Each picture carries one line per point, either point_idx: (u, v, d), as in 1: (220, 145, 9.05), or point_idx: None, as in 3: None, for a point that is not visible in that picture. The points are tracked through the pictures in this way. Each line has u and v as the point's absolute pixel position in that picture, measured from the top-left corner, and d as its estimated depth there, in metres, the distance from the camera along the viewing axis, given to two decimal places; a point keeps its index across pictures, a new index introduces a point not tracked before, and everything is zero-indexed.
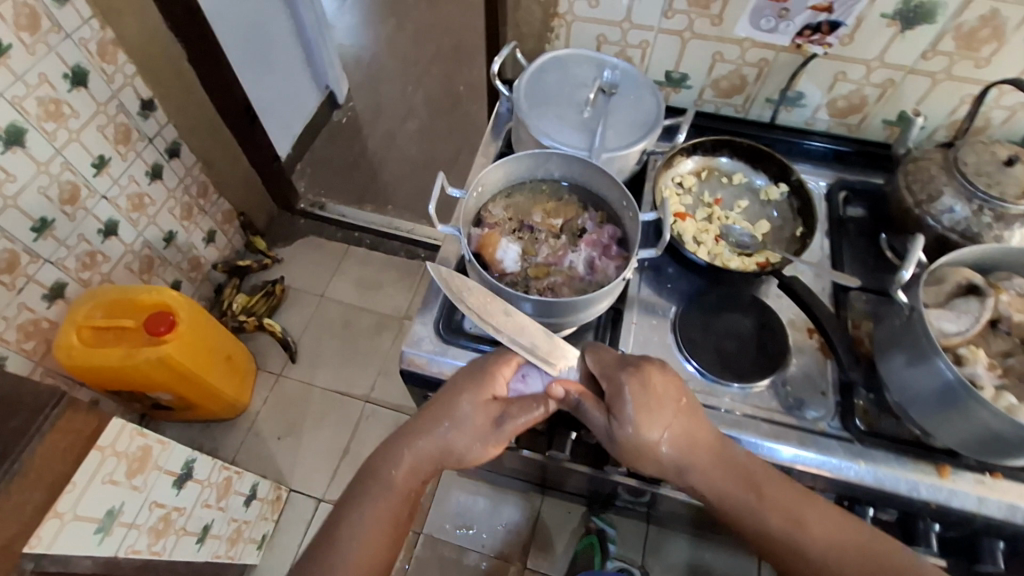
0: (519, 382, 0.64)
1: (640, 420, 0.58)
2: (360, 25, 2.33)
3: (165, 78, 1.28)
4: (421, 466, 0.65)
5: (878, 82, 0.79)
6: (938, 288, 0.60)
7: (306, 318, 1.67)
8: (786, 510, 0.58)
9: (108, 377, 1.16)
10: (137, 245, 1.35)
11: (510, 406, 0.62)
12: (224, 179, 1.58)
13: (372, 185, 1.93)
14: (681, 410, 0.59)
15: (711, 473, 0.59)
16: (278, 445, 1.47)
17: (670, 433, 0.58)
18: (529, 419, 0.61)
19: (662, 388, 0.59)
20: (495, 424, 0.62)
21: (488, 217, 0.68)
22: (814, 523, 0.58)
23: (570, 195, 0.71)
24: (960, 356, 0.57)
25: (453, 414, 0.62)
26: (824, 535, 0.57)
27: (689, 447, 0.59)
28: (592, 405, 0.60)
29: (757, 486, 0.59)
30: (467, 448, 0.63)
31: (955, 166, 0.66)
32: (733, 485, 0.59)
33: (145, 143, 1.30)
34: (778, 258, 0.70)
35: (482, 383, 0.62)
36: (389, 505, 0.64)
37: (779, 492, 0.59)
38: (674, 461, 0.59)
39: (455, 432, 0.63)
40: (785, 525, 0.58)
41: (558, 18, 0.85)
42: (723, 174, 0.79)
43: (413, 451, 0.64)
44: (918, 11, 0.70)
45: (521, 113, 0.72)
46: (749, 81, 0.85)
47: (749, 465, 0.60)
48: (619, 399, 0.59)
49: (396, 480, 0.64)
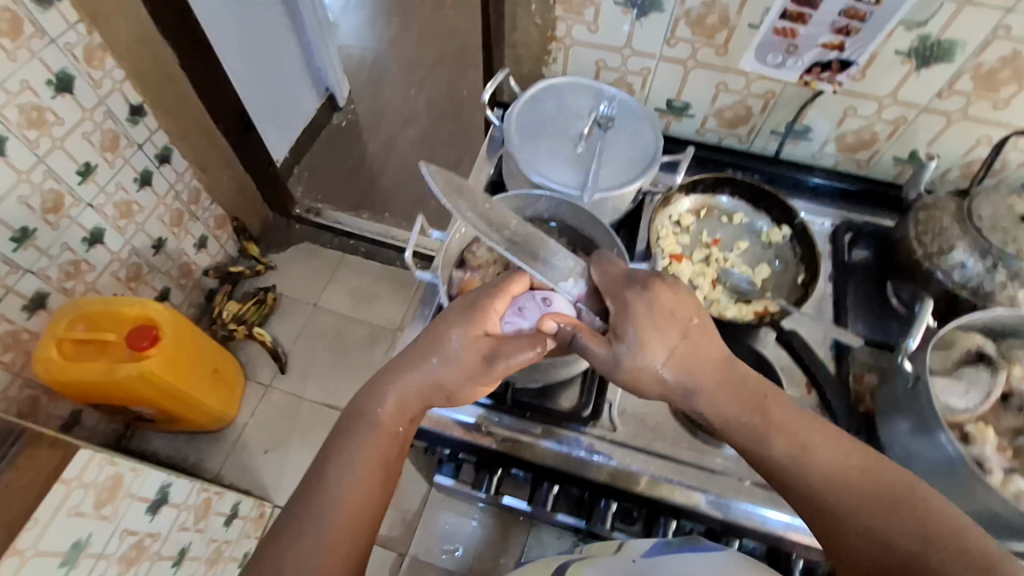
0: (515, 316, 0.60)
1: (645, 340, 0.54)
2: (364, 25, 2.29)
3: (155, 82, 1.25)
4: (408, 405, 0.59)
5: (890, 120, 0.75)
6: (946, 355, 0.57)
7: (297, 328, 1.64)
8: (793, 435, 0.52)
9: (88, 391, 1.13)
10: (125, 252, 1.33)
11: (502, 343, 0.58)
12: (216, 184, 1.55)
13: (370, 191, 1.89)
14: (689, 330, 0.56)
15: (718, 395, 0.54)
16: (265, 459, 1.45)
17: (673, 354, 0.54)
18: (522, 358, 0.57)
19: (671, 306, 0.56)
20: (486, 362, 0.58)
21: (472, 259, 0.69)
22: (821, 449, 0.51)
23: (559, 236, 0.68)
24: (967, 434, 0.54)
25: (441, 348, 0.58)
26: (831, 463, 0.51)
27: (692, 367, 0.55)
28: (586, 336, 0.56)
29: (764, 409, 0.53)
30: (456, 386, 0.58)
31: (969, 218, 0.63)
32: (738, 408, 0.54)
33: (134, 150, 1.27)
34: (777, 308, 0.66)
35: (475, 319, 0.59)
36: (378, 444, 0.58)
37: (788, 415, 0.53)
38: (677, 384, 0.54)
39: (444, 367, 0.58)
40: (789, 453, 0.52)
41: (556, 41, 0.81)
42: (723, 213, 0.75)
43: (399, 389, 0.59)
44: (935, 50, 0.66)
45: (511, 147, 0.68)
46: (754, 112, 0.81)
47: (759, 388, 0.55)
48: (625, 317, 0.55)
49: (382, 418, 0.59)
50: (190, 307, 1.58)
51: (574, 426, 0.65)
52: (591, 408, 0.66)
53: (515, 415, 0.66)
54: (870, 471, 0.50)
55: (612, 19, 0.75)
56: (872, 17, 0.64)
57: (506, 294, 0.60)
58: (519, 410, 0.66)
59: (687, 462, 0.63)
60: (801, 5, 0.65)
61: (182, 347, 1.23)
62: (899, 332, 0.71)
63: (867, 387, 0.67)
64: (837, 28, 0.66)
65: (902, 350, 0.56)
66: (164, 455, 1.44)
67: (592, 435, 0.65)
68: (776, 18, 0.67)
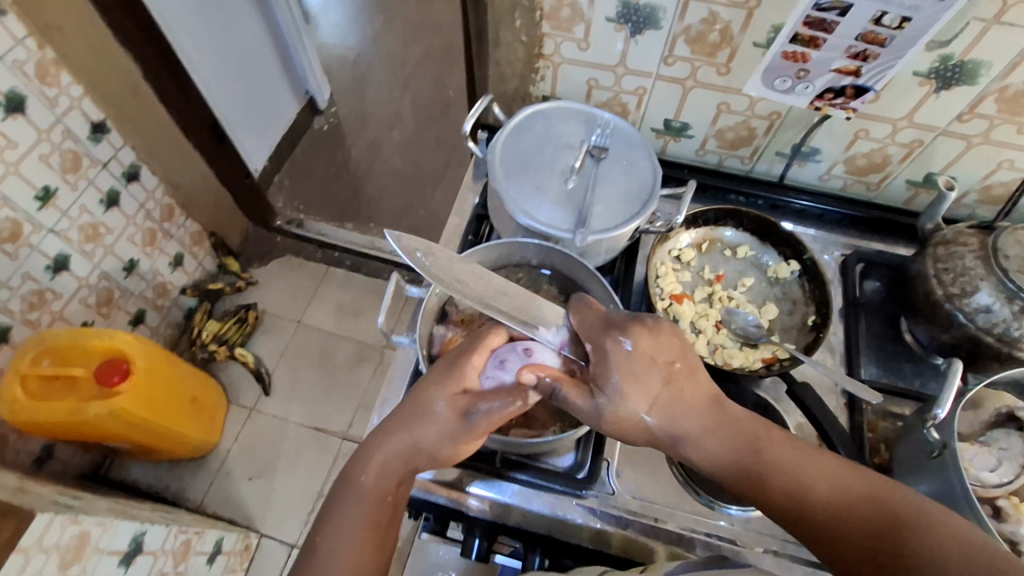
0: (495, 369, 0.55)
1: (626, 388, 0.51)
2: (346, 21, 2.20)
3: (119, 97, 1.17)
4: (392, 469, 0.54)
5: (904, 142, 0.70)
6: (975, 412, 0.53)
7: (281, 346, 1.58)
8: (789, 472, 0.48)
9: (55, 430, 1.07)
10: (94, 277, 1.25)
11: (480, 396, 0.53)
12: (191, 199, 1.47)
13: (355, 198, 1.82)
14: (671, 376, 0.52)
15: (708, 442, 0.50)
16: (249, 487, 1.39)
17: (654, 401, 0.51)
18: (501, 410, 0.51)
19: (651, 350, 0.52)
20: (466, 418, 0.53)
21: (456, 312, 0.63)
22: (820, 482, 0.47)
23: (550, 285, 0.63)
24: (1000, 510, 0.48)
25: (419, 410, 0.54)
26: (833, 497, 0.46)
27: (677, 414, 0.51)
28: (568, 388, 0.52)
29: (757, 450, 0.49)
30: (436, 446, 0.53)
31: (995, 258, 0.57)
32: (729, 450, 0.50)
33: (98, 169, 1.20)
34: (787, 354, 0.62)
35: (450, 376, 0.55)
36: (365, 512, 0.52)
37: (781, 450, 0.49)
38: (661, 432, 0.51)
39: (423, 426, 0.53)
40: (786, 494, 0.47)
41: (544, 59, 0.74)
42: (727, 246, 0.70)
43: (381, 453, 0.54)
44: (958, 70, 0.60)
45: (495, 184, 0.62)
46: (758, 133, 0.75)
47: (751, 427, 0.51)
48: (604, 365, 0.52)
49: (367, 483, 0.53)
50: (167, 327, 1.52)
51: (569, 490, 0.60)
52: (586, 470, 0.61)
53: (503, 478, 0.60)
54: (875, 497, 0.45)
55: (604, 36, 0.69)
56: (893, 41, 0.58)
57: (483, 349, 0.56)
58: (508, 472, 0.60)
59: (691, 528, 0.59)
60: (814, 27, 0.59)
61: (156, 377, 1.17)
62: (914, 372, 0.67)
63: (882, 437, 0.62)
64: (852, 53, 0.60)
65: (929, 419, 0.52)
66: (145, 485, 1.38)
67: (589, 500, 0.60)
68: (785, 42, 0.61)
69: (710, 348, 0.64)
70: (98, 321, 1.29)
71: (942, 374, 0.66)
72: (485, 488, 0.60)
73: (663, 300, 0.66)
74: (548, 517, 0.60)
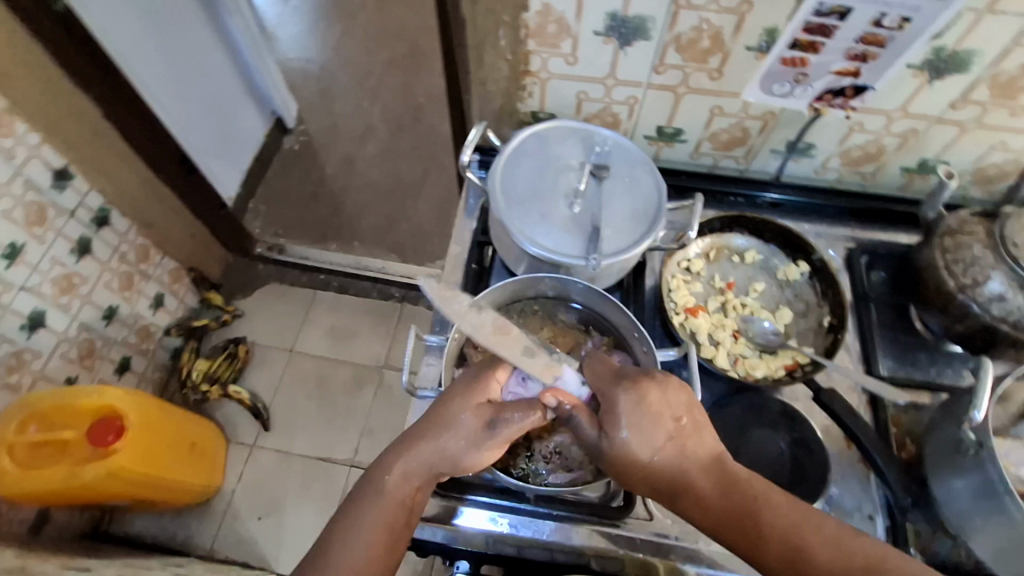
0: (517, 386, 0.57)
1: (631, 440, 0.50)
2: (304, 33, 2.13)
3: (79, 140, 1.11)
4: (414, 471, 0.53)
5: (899, 132, 0.70)
6: (1004, 406, 0.55)
7: (275, 378, 1.54)
8: (785, 537, 0.46)
9: (49, 497, 1.02)
10: (72, 330, 1.20)
11: (503, 408, 0.54)
12: (166, 236, 1.41)
13: (335, 217, 1.77)
14: (677, 432, 0.51)
15: (706, 496, 0.48)
16: (259, 526, 1.36)
17: (658, 453, 0.50)
18: (523, 422, 0.53)
19: (659, 404, 0.51)
20: (488, 427, 0.53)
21: (475, 353, 0.64)
22: (820, 548, 0.45)
23: (571, 317, 0.65)
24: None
25: (442, 415, 0.54)
26: (833, 566, 0.44)
27: (678, 470, 0.50)
28: (585, 417, 0.53)
29: (754, 512, 0.47)
30: (457, 453, 0.53)
31: (1004, 246, 0.57)
32: (724, 508, 0.48)
33: (66, 218, 1.14)
34: (808, 359, 0.64)
35: (476, 387, 0.55)
36: (384, 512, 0.52)
37: (778, 514, 0.47)
38: (662, 483, 0.50)
39: (446, 433, 0.53)
40: (782, 558, 0.45)
41: (531, 75, 0.72)
42: (734, 252, 0.72)
43: (405, 453, 0.54)
44: (950, 61, 0.60)
45: (499, 215, 0.61)
46: (752, 133, 0.74)
47: (749, 487, 0.48)
48: (613, 416, 0.51)
49: (388, 484, 0.53)
50: (154, 371, 1.46)
51: (606, 519, 0.59)
52: (620, 498, 0.61)
53: (539, 513, 0.60)
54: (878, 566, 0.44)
55: (592, 50, 0.67)
56: (893, 42, 0.58)
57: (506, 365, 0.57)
58: (544, 507, 0.60)
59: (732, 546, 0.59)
60: (813, 33, 0.59)
61: (152, 430, 1.13)
62: (929, 361, 0.68)
63: (906, 431, 0.63)
64: (852, 56, 0.61)
65: (965, 421, 0.52)
66: (150, 536, 1.34)
67: (626, 528, 0.59)
68: (784, 49, 0.61)
69: (731, 359, 0.66)
70: (82, 375, 1.24)
71: (955, 360, 0.67)
72: (523, 527, 0.59)
73: (678, 315, 0.67)
74: (591, 549, 0.59)
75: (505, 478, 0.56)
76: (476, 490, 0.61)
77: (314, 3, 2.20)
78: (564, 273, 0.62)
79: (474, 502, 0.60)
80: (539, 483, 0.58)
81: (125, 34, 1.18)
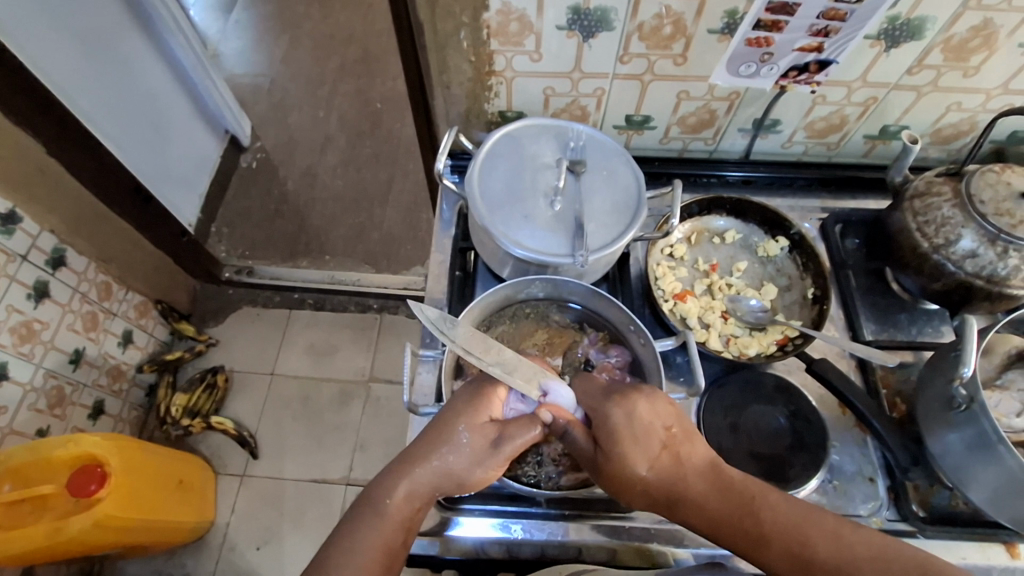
0: (517, 402, 0.57)
1: (625, 452, 0.51)
2: (249, 47, 2.06)
3: (24, 179, 1.04)
4: (417, 494, 0.52)
5: (860, 101, 0.71)
6: (988, 358, 0.57)
7: (258, 404, 1.49)
8: (787, 531, 0.45)
9: (34, 557, 0.97)
10: (38, 379, 1.14)
11: (507, 427, 0.54)
12: (128, 270, 1.35)
13: (302, 233, 1.73)
14: (670, 441, 0.51)
15: (706, 501, 0.48)
16: (259, 557, 1.32)
17: (654, 464, 0.50)
18: (527, 439, 0.54)
19: (649, 416, 0.52)
20: (493, 445, 0.53)
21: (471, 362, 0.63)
22: (820, 541, 0.44)
23: (569, 317, 0.66)
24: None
25: (447, 437, 0.53)
26: (837, 560, 0.43)
27: (676, 479, 0.50)
28: (579, 430, 0.54)
29: (752, 510, 0.47)
30: (466, 473, 0.52)
31: (971, 205, 0.59)
32: (723, 511, 0.47)
33: (19, 263, 1.07)
34: (796, 332, 0.66)
35: (478, 404, 0.55)
36: (385, 535, 0.49)
37: (776, 509, 0.46)
38: (661, 493, 0.50)
39: (451, 453, 0.52)
40: (786, 554, 0.44)
41: (495, 75, 0.71)
42: (714, 234, 0.74)
43: (409, 474, 0.52)
44: (905, 28, 0.61)
45: (481, 220, 0.60)
46: (719, 114, 0.75)
47: (746, 487, 0.48)
48: (607, 430, 0.52)
49: (391, 506, 0.50)
50: (130, 411, 1.41)
51: (618, 513, 0.60)
52: None
53: (549, 516, 0.60)
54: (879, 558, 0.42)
55: (555, 45, 0.66)
56: (852, 15, 0.59)
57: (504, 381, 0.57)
58: (555, 509, 0.60)
59: None
60: (775, 13, 0.60)
61: (135, 473, 1.08)
62: (909, 322, 0.71)
63: (896, 391, 0.66)
64: (815, 31, 0.62)
65: (955, 378, 0.53)
66: None
67: (640, 519, 0.60)
68: (748, 30, 0.62)
69: (723, 340, 0.68)
70: (54, 425, 1.18)
71: (933, 318, 0.71)
72: (537, 530, 0.59)
73: (667, 301, 0.68)
74: (606, 542, 0.59)
75: (514, 483, 0.56)
76: (481, 501, 0.61)
77: (256, 15, 2.13)
78: (553, 273, 0.62)
79: (481, 513, 0.60)
80: (551, 487, 0.58)
81: (60, 64, 1.12)
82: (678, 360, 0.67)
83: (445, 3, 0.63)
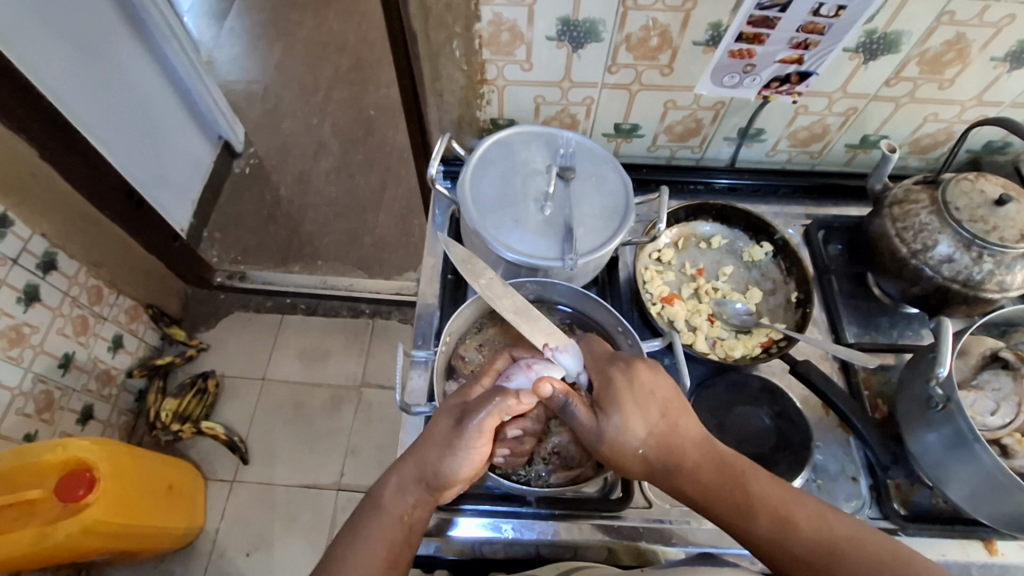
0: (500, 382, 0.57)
1: (625, 418, 0.53)
2: (243, 54, 2.07)
3: (17, 183, 1.05)
4: (407, 489, 0.53)
5: (841, 112, 0.74)
6: (964, 360, 0.59)
7: (249, 409, 1.49)
8: (773, 509, 0.48)
9: (21, 564, 0.96)
10: (27, 383, 1.13)
11: (472, 405, 0.54)
12: (119, 275, 1.35)
13: (294, 238, 1.73)
14: (669, 410, 0.53)
15: (700, 470, 0.51)
16: (248, 563, 1.31)
17: (652, 431, 0.53)
18: (493, 410, 0.52)
19: (652, 384, 0.54)
20: (458, 425, 0.53)
21: (464, 364, 0.64)
22: (803, 520, 0.47)
23: (562, 320, 0.67)
24: (1006, 447, 0.55)
25: (423, 431, 0.55)
26: (816, 537, 0.46)
27: (671, 446, 0.52)
28: (580, 405, 0.55)
29: (743, 483, 0.50)
30: (438, 462, 0.52)
31: (947, 211, 0.61)
32: (716, 482, 0.50)
33: (10, 266, 1.07)
34: (780, 334, 0.68)
35: (453, 393, 0.57)
36: (383, 530, 0.51)
37: (764, 487, 0.49)
38: (657, 461, 0.52)
39: (427, 443, 0.54)
40: (770, 531, 0.47)
41: (487, 84, 0.72)
42: (701, 239, 0.76)
43: (397, 470, 0.54)
44: (882, 42, 0.64)
45: (472, 224, 0.61)
46: (705, 123, 0.77)
47: (738, 463, 0.51)
48: (608, 394, 0.54)
49: (385, 501, 0.53)
50: (120, 416, 1.40)
51: (607, 511, 0.61)
52: (620, 490, 0.62)
53: (539, 515, 0.61)
54: (857, 540, 0.46)
55: (546, 55, 0.67)
56: (831, 29, 0.62)
57: (491, 371, 0.59)
58: (546, 508, 0.61)
59: None
60: (757, 26, 0.62)
61: (125, 478, 1.08)
62: (890, 325, 0.72)
63: (878, 392, 0.67)
64: (795, 44, 0.64)
65: (931, 377, 0.55)
66: None
67: (628, 518, 0.61)
68: (731, 42, 0.64)
69: (710, 342, 0.69)
70: (42, 429, 1.17)
71: (913, 321, 0.73)
72: (528, 529, 0.60)
73: (656, 304, 0.70)
74: (598, 541, 0.60)
75: (507, 481, 0.57)
76: (474, 500, 0.61)
77: (250, 23, 2.14)
78: (544, 276, 0.63)
79: (473, 512, 0.60)
80: (542, 485, 0.59)
81: (54, 69, 1.13)
82: (666, 362, 0.68)
83: (438, 12, 0.64)
